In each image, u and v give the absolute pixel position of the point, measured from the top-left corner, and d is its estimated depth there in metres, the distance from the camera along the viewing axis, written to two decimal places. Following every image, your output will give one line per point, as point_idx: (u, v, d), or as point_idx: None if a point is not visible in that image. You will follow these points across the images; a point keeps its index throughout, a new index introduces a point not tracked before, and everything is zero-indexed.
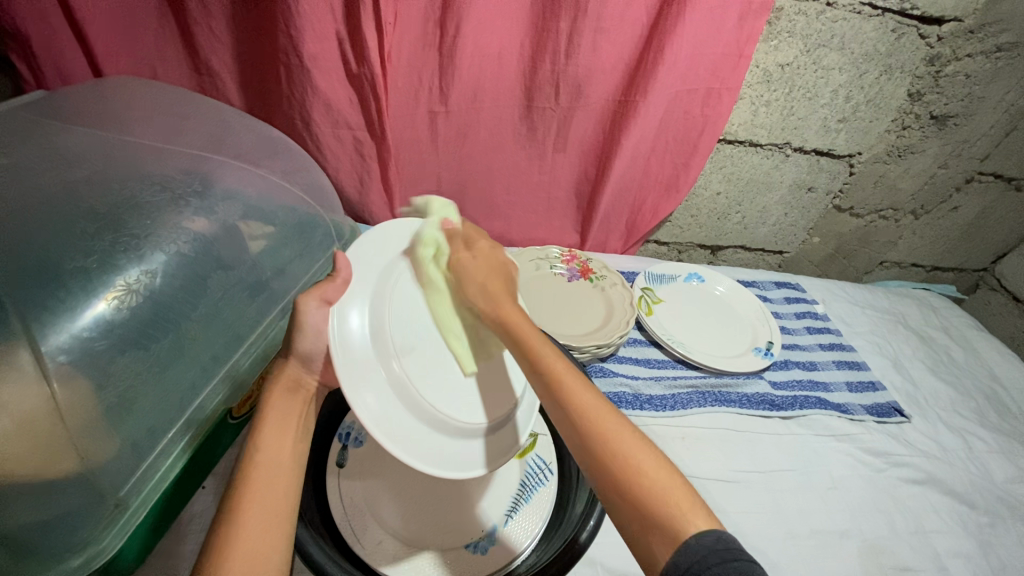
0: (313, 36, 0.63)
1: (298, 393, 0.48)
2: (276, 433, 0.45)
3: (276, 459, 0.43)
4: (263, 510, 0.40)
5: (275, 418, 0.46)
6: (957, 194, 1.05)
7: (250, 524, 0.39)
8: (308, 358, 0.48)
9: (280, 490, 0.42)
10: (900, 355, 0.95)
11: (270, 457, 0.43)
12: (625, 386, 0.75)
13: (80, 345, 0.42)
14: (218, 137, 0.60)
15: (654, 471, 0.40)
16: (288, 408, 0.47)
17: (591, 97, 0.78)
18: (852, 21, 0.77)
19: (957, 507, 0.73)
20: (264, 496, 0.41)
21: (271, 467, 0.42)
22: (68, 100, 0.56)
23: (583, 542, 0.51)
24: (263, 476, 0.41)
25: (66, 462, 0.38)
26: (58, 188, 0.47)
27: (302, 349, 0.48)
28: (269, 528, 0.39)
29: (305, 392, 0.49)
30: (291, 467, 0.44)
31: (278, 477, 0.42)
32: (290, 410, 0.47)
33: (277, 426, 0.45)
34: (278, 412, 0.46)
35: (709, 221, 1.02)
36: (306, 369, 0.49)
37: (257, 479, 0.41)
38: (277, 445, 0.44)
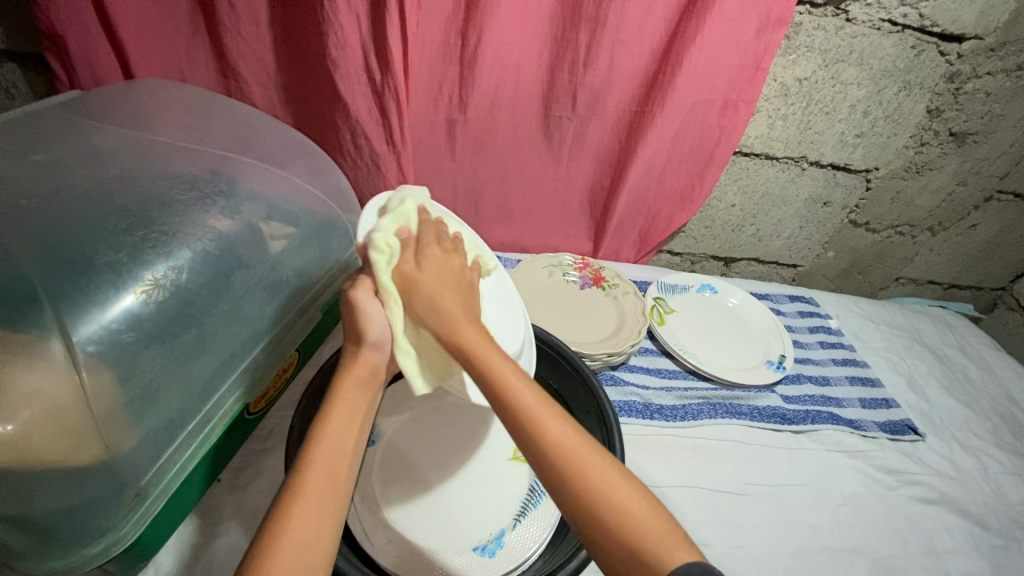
0: (338, 42, 0.65)
1: (367, 384, 0.48)
2: (346, 422, 0.45)
3: (335, 453, 0.43)
4: (322, 496, 0.40)
5: (347, 406, 0.46)
6: (976, 212, 1.04)
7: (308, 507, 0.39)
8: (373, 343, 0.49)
9: (333, 488, 0.41)
10: (914, 372, 0.94)
11: (336, 443, 0.43)
12: (636, 395, 0.75)
13: (108, 337, 0.43)
14: (244, 139, 0.61)
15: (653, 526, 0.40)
16: (357, 397, 0.47)
17: (608, 107, 0.79)
18: (871, 37, 0.78)
19: (970, 528, 0.72)
20: (327, 480, 0.41)
21: (328, 461, 0.42)
22: (102, 101, 0.58)
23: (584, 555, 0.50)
24: (329, 461, 0.42)
25: (90, 450, 0.40)
26: (91, 185, 0.48)
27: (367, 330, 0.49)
28: (325, 515, 0.40)
29: (374, 382, 0.49)
30: (353, 458, 0.44)
31: (340, 465, 0.42)
32: (358, 401, 0.47)
33: (347, 415, 0.45)
34: (350, 400, 0.46)
35: (723, 232, 1.02)
36: (377, 358, 0.49)
37: (321, 462, 0.42)
38: (344, 433, 0.44)
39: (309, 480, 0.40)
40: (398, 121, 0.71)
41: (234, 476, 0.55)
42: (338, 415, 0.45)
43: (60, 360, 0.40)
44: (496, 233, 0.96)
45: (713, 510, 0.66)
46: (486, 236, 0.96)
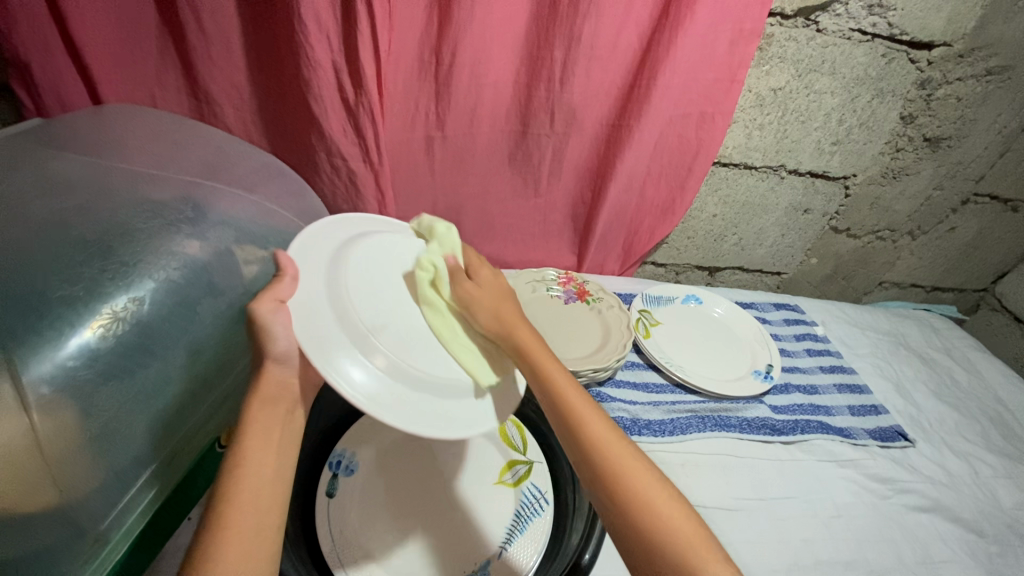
0: (309, 63, 0.64)
1: (280, 400, 0.46)
2: (259, 449, 0.42)
3: (262, 464, 0.42)
4: (250, 528, 0.39)
5: (259, 431, 0.43)
6: (954, 215, 1.05)
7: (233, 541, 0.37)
8: (285, 359, 0.46)
9: (265, 498, 0.41)
10: (902, 377, 0.94)
11: (257, 465, 0.42)
12: (624, 411, 0.74)
13: (63, 374, 0.41)
14: (214, 164, 0.60)
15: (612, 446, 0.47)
16: (269, 418, 0.45)
17: (586, 121, 0.79)
18: (842, 46, 0.79)
19: (964, 535, 0.71)
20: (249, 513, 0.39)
21: (255, 472, 0.41)
22: (65, 128, 0.56)
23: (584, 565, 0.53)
24: (247, 493, 0.40)
25: (44, 497, 0.38)
26: (45, 216, 0.46)
27: (278, 352, 0.45)
28: (254, 545, 0.38)
29: (288, 397, 0.47)
30: (278, 473, 0.42)
31: (266, 480, 0.41)
32: (273, 422, 0.45)
33: (262, 440, 0.43)
34: (261, 422, 0.44)
35: (706, 242, 1.02)
36: (284, 373, 0.47)
37: (241, 495, 0.40)
38: (263, 454, 0.42)
39: (235, 502, 0.39)
40: (374, 142, 0.71)
41: None
42: (250, 441, 0.42)
43: (11, 401, 0.38)
44: (479, 249, 0.95)
45: None
46: None
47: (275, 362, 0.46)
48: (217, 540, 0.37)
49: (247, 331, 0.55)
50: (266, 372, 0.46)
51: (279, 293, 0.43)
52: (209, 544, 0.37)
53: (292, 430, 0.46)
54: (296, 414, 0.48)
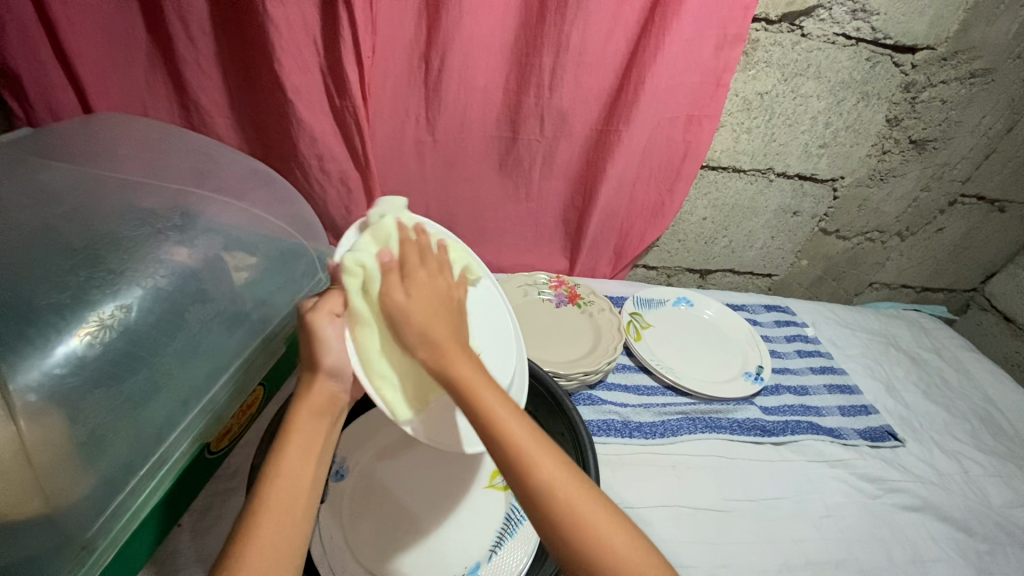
0: (298, 71, 0.64)
1: (326, 411, 0.49)
2: (300, 454, 0.45)
3: (299, 469, 0.44)
4: (282, 529, 0.40)
5: (302, 440, 0.45)
6: (942, 216, 1.06)
7: (265, 534, 0.39)
8: (336, 371, 0.49)
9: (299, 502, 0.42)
10: (892, 377, 0.94)
11: (295, 469, 0.44)
12: (614, 413, 0.75)
13: (50, 382, 0.41)
14: (203, 171, 0.60)
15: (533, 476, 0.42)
16: (314, 426, 0.47)
17: (575, 126, 0.80)
18: (827, 50, 0.80)
19: (954, 534, 0.71)
20: (281, 510, 0.41)
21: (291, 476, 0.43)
22: (55, 137, 0.57)
23: None
24: (283, 491, 0.42)
25: (31, 504, 0.38)
26: (35, 225, 0.47)
27: (330, 362, 0.49)
28: (286, 539, 0.40)
29: (335, 408, 0.50)
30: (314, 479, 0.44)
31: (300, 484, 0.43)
32: (318, 431, 0.47)
33: (302, 447, 0.45)
34: (307, 430, 0.46)
35: (696, 245, 1.03)
36: (334, 385, 0.49)
37: (278, 491, 0.42)
38: (303, 459, 0.44)
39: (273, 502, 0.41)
40: (363, 149, 0.71)
41: (196, 519, 0.53)
42: (290, 445, 0.45)
43: None
44: (471, 254, 0.95)
45: (694, 528, 0.64)
46: None
47: (328, 374, 0.49)
48: (251, 537, 0.39)
49: (237, 337, 0.56)
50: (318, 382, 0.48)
51: (330, 307, 0.49)
52: (243, 536, 0.39)
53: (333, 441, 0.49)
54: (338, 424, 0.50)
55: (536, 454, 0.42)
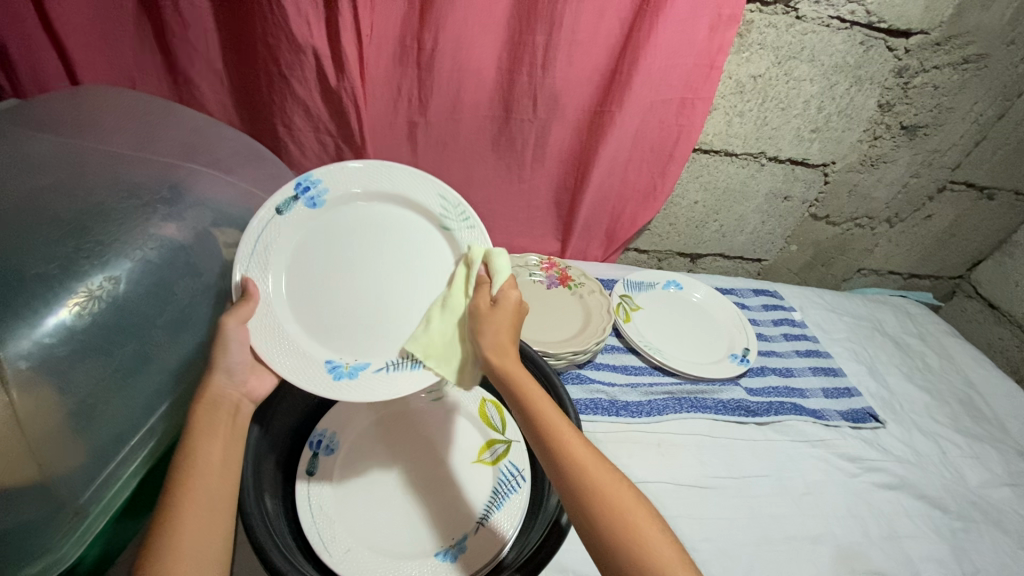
0: (291, 45, 0.64)
1: (224, 406, 0.48)
2: (207, 452, 0.44)
3: (207, 466, 0.43)
4: (199, 531, 0.40)
5: (204, 434, 0.45)
6: (931, 203, 1.07)
7: (186, 535, 0.39)
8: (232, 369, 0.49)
9: (214, 499, 0.42)
10: (876, 361, 0.96)
11: (201, 469, 0.43)
12: (602, 392, 0.76)
13: (39, 351, 0.42)
14: (193, 145, 0.60)
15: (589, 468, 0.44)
16: (213, 422, 0.46)
17: (567, 108, 0.80)
18: (821, 33, 0.79)
19: (930, 512, 0.73)
20: (203, 508, 0.41)
21: (203, 473, 0.43)
22: (41, 109, 0.57)
23: (564, 522, 0.51)
24: (203, 488, 0.42)
25: (24, 470, 0.39)
26: (22, 196, 0.47)
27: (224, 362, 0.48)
28: (214, 533, 0.40)
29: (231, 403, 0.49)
30: (228, 475, 0.44)
31: (213, 482, 0.43)
32: (219, 428, 0.46)
33: (210, 443, 0.45)
34: (205, 426, 0.46)
35: (687, 229, 1.03)
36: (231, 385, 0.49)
37: (195, 489, 0.42)
38: (207, 458, 0.44)
39: (185, 507, 0.40)
40: (356, 123, 0.71)
41: None
42: (200, 441, 0.44)
43: None
44: None
45: (679, 503, 0.66)
46: None
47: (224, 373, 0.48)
48: (167, 545, 0.38)
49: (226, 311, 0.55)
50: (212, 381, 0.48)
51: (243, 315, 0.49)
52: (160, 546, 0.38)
53: (239, 435, 0.48)
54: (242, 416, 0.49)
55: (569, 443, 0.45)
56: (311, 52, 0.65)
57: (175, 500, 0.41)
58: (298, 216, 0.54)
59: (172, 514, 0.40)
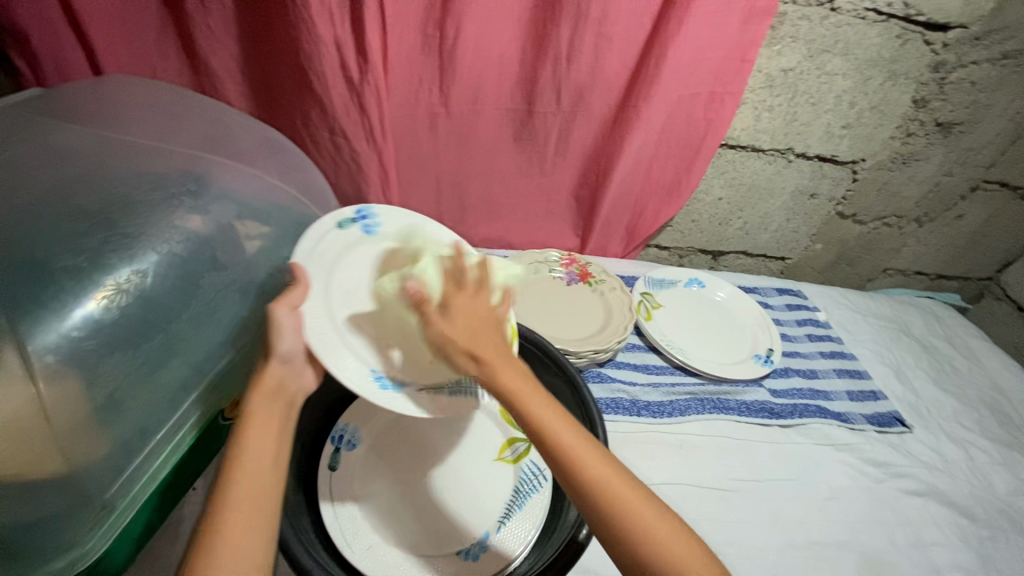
0: (311, 37, 0.63)
1: (280, 396, 0.47)
2: (256, 440, 0.43)
3: (260, 458, 0.42)
4: (246, 526, 0.38)
5: (261, 423, 0.44)
6: (962, 202, 1.04)
7: (233, 531, 0.37)
8: (289, 359, 0.48)
9: (265, 494, 0.41)
10: (903, 364, 0.94)
11: (253, 461, 0.41)
12: (623, 392, 0.75)
13: (68, 344, 0.42)
14: (215, 136, 0.60)
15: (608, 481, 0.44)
16: (269, 413, 0.45)
17: (592, 101, 0.78)
18: (857, 26, 0.77)
19: (958, 520, 0.71)
20: (248, 500, 0.39)
21: (256, 464, 0.41)
22: (64, 98, 0.56)
23: (583, 539, 0.51)
24: (248, 478, 0.40)
25: (53, 462, 0.39)
26: (49, 187, 0.47)
27: (282, 349, 0.48)
28: (260, 528, 0.39)
29: (287, 394, 0.48)
30: (279, 468, 0.43)
31: (264, 473, 0.41)
32: (273, 417, 0.45)
33: (262, 432, 0.43)
34: (262, 416, 0.45)
35: (710, 226, 1.01)
36: (287, 372, 0.48)
37: (245, 480, 0.40)
38: (261, 449, 0.42)
39: (235, 499, 0.39)
40: (378, 115, 0.70)
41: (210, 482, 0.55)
42: (253, 431, 0.43)
43: (16, 369, 0.39)
44: (481, 229, 0.94)
45: (700, 506, 0.65)
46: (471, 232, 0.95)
47: (281, 361, 0.48)
48: (216, 537, 0.37)
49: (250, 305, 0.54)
50: (269, 367, 0.47)
51: (292, 300, 0.48)
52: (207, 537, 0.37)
53: (291, 428, 0.47)
54: (294, 412, 0.48)
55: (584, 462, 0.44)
56: (334, 43, 0.64)
57: (226, 492, 0.39)
58: (353, 234, 0.57)
59: (220, 503, 0.39)
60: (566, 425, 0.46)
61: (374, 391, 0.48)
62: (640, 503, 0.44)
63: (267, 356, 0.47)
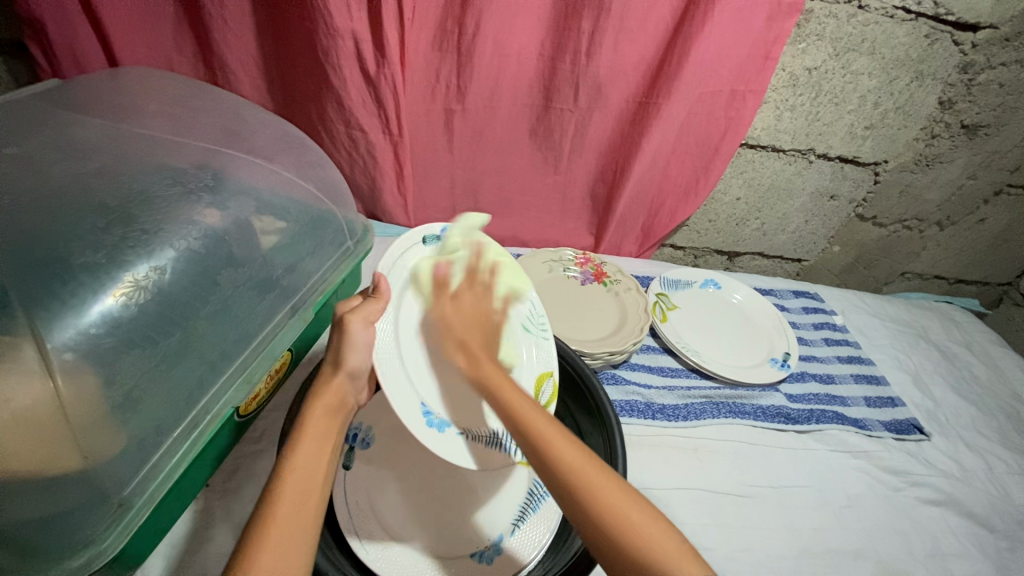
0: (328, 29, 0.62)
1: (337, 411, 0.49)
2: (314, 449, 0.45)
3: (308, 471, 0.44)
4: (285, 539, 0.39)
5: (314, 435, 0.46)
6: (985, 206, 1.02)
7: (273, 543, 0.39)
8: (354, 375, 0.51)
9: (307, 509, 0.42)
10: (921, 370, 0.92)
11: (302, 473, 0.43)
12: (637, 394, 0.74)
13: (86, 341, 0.41)
14: (233, 131, 0.59)
15: (572, 458, 0.44)
16: (323, 426, 0.47)
17: (611, 98, 0.76)
18: (884, 24, 0.75)
19: (976, 530, 0.70)
20: (297, 503, 0.41)
21: (303, 478, 0.43)
22: (82, 92, 0.56)
23: None
24: (301, 480, 0.43)
25: (69, 460, 0.38)
26: (68, 182, 0.47)
27: (351, 366, 0.50)
28: (297, 544, 0.39)
29: (342, 409, 0.50)
30: (324, 484, 0.44)
31: (309, 487, 0.43)
32: (325, 431, 0.47)
33: (313, 446, 0.45)
34: (317, 428, 0.47)
35: (727, 226, 1.00)
36: (349, 386, 0.51)
37: (290, 492, 0.42)
38: (311, 464, 0.44)
39: (278, 509, 0.40)
40: (394, 109, 0.69)
41: (225, 480, 0.55)
42: (304, 444, 0.45)
43: (35, 365, 0.39)
44: (495, 227, 0.93)
45: (715, 511, 0.64)
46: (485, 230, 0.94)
47: (347, 375, 0.50)
48: (258, 545, 0.38)
49: (267, 303, 0.54)
50: (335, 379, 0.49)
51: (368, 314, 0.50)
52: (251, 544, 0.38)
53: (338, 445, 0.48)
54: (344, 429, 0.50)
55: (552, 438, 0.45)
56: (351, 36, 0.63)
57: (272, 502, 0.41)
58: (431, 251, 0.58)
59: (268, 511, 0.40)
60: (535, 408, 0.48)
61: (422, 427, 0.47)
62: (605, 484, 0.43)
63: (336, 366, 0.49)
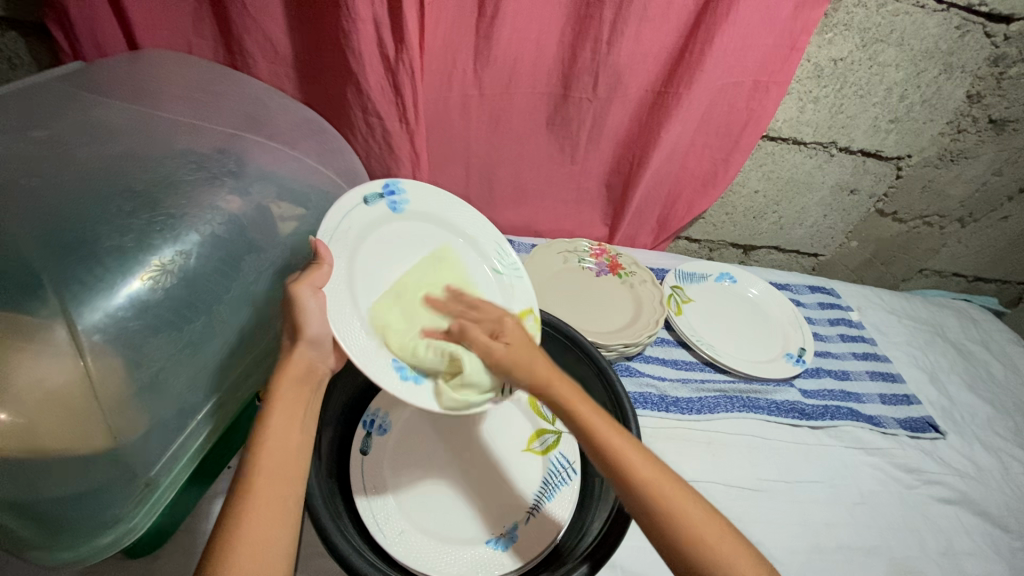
0: (350, 14, 0.61)
1: (306, 379, 0.48)
2: (285, 423, 0.45)
3: (283, 448, 0.43)
4: (267, 521, 0.40)
5: (286, 407, 0.45)
6: (1009, 203, 1.00)
7: (254, 525, 0.39)
8: (317, 343, 0.48)
9: (285, 489, 0.42)
10: (937, 368, 0.92)
11: (277, 449, 0.43)
12: (652, 386, 0.74)
13: (114, 324, 0.42)
14: (254, 117, 0.59)
15: (643, 468, 0.46)
16: (294, 399, 0.46)
17: (630, 87, 0.75)
18: (915, 15, 0.73)
19: (990, 530, 0.70)
20: (275, 482, 0.41)
21: (278, 454, 0.43)
22: (104, 75, 0.56)
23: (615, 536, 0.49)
24: (275, 460, 0.42)
25: (97, 441, 0.39)
26: (94, 165, 0.47)
27: (312, 334, 0.47)
28: (277, 526, 0.40)
29: (313, 377, 0.49)
30: (299, 457, 0.44)
31: (286, 465, 0.43)
32: (298, 402, 0.46)
33: (284, 418, 0.45)
34: (288, 400, 0.46)
35: (744, 219, 0.99)
36: (315, 355, 0.48)
37: (265, 473, 0.42)
38: (284, 438, 0.44)
39: (256, 491, 0.41)
40: (412, 97, 0.69)
41: None
42: (278, 419, 0.44)
43: (65, 347, 0.39)
44: (510, 216, 0.93)
45: (728, 505, 0.65)
46: (499, 219, 0.94)
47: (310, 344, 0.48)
48: (238, 528, 0.39)
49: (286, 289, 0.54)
50: (298, 352, 0.47)
51: (315, 280, 0.47)
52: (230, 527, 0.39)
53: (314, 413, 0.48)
54: (318, 394, 0.49)
55: (615, 440, 0.47)
56: (371, 21, 0.62)
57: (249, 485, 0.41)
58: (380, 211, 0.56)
59: (244, 495, 0.40)
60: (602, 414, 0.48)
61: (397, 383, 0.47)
62: (671, 492, 0.46)
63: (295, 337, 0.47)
